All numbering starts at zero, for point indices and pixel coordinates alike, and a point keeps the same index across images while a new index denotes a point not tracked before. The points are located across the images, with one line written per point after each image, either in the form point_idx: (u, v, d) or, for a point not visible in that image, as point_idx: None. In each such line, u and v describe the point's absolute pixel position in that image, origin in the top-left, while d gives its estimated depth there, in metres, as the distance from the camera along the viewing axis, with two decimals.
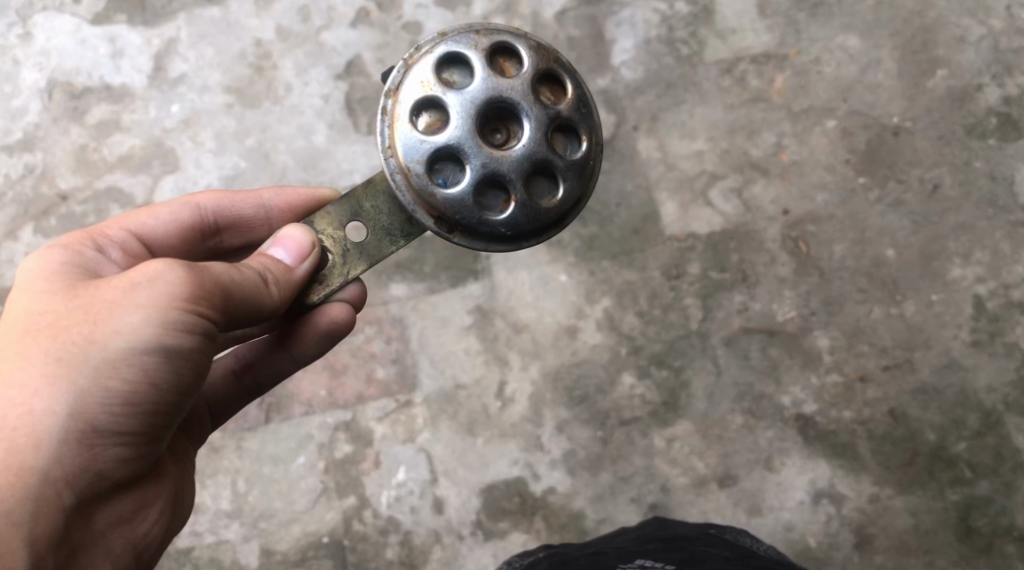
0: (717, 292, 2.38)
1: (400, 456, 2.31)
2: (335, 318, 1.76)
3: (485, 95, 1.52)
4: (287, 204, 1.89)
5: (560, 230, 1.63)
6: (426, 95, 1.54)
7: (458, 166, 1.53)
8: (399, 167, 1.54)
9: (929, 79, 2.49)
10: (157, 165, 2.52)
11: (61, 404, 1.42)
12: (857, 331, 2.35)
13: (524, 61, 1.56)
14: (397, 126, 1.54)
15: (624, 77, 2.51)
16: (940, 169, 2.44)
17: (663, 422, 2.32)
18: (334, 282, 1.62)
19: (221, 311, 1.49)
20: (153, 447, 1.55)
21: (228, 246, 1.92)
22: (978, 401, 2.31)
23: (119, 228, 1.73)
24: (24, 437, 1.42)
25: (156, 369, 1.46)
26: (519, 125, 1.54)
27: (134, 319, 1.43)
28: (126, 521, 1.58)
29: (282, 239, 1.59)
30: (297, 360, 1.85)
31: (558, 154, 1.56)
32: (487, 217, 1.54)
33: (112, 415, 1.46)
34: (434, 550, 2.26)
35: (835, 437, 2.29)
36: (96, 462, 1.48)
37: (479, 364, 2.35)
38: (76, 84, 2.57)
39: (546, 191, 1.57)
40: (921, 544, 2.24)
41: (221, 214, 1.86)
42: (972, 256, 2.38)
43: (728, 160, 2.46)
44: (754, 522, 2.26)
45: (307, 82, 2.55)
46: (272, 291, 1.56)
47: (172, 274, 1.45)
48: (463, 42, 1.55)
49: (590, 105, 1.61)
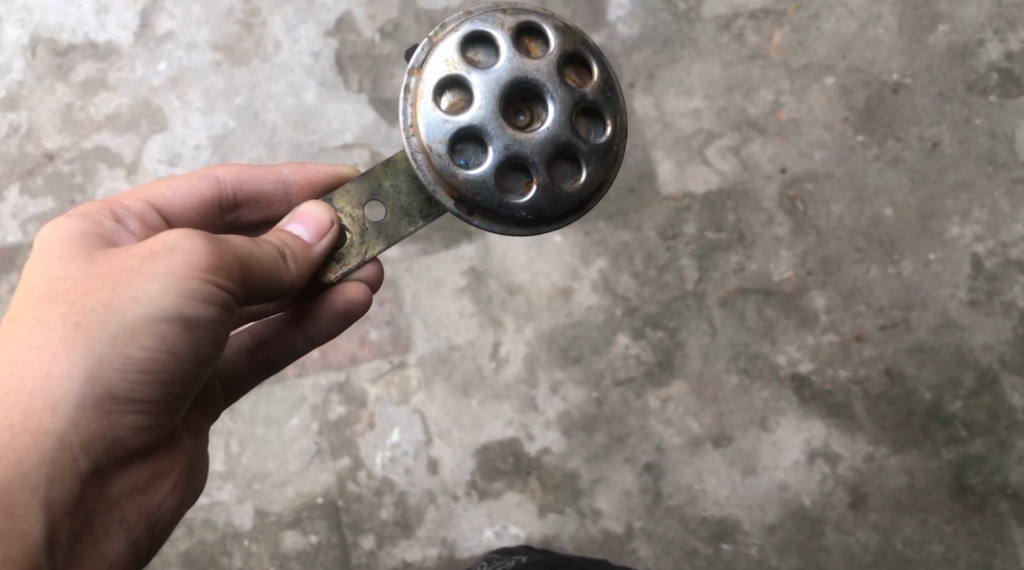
0: (713, 253, 2.36)
1: (394, 417, 2.30)
2: (352, 297, 1.76)
3: (511, 75, 1.51)
4: (306, 180, 1.87)
5: (581, 215, 1.63)
6: (450, 74, 1.53)
7: (480, 147, 1.52)
8: (421, 146, 1.53)
9: (930, 35, 2.45)
10: (144, 125, 2.47)
11: (78, 370, 1.41)
12: (854, 291, 2.34)
13: (550, 43, 1.55)
14: (420, 105, 1.53)
15: (620, 33, 2.46)
16: (939, 126, 2.40)
17: (658, 382, 2.30)
18: (351, 262, 1.62)
19: (239, 284, 1.48)
20: (169, 418, 1.53)
21: (245, 221, 1.90)
22: (975, 359, 2.29)
23: (137, 199, 1.72)
24: (42, 401, 1.41)
25: (174, 338, 1.45)
26: (543, 107, 1.53)
27: (152, 286, 1.42)
28: (141, 490, 1.57)
29: (301, 215, 1.58)
30: (312, 339, 1.84)
31: (582, 138, 1.55)
32: (509, 200, 1.53)
33: (130, 382, 1.44)
34: (429, 510, 2.26)
35: (830, 397, 2.29)
36: (112, 430, 1.46)
37: (473, 326, 2.33)
38: (60, 41, 2.52)
39: (568, 174, 1.56)
40: (915, 502, 2.24)
41: (240, 188, 1.85)
42: (970, 214, 2.36)
43: (725, 119, 2.43)
44: (748, 481, 2.26)
45: (296, 39, 2.49)
46: (291, 267, 1.54)
47: (192, 244, 1.44)
48: (489, 22, 1.54)
49: (615, 89, 1.60)
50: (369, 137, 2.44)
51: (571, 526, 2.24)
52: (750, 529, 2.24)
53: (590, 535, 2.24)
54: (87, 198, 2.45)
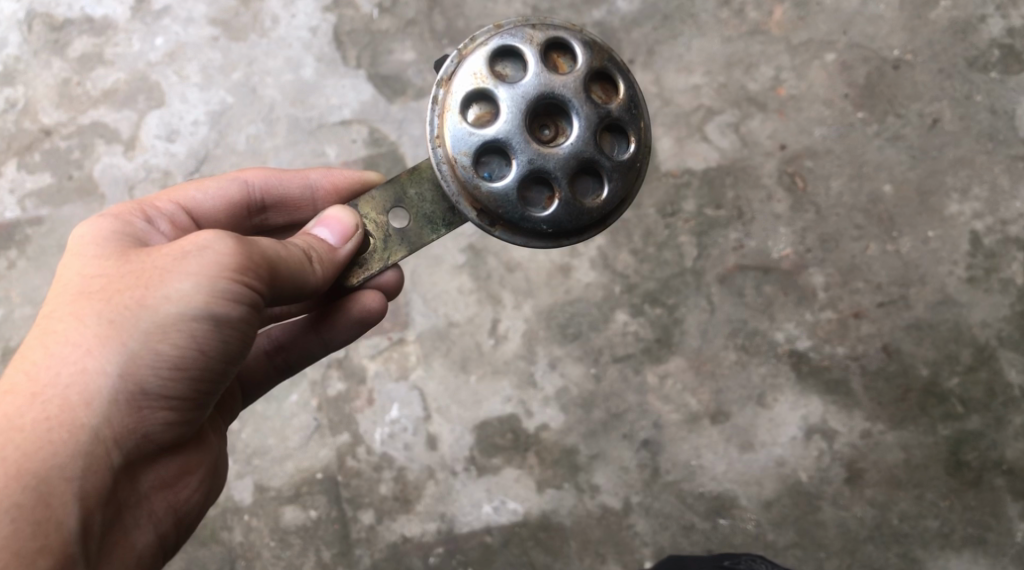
0: (712, 230, 2.36)
1: (393, 393, 2.31)
2: (369, 305, 1.78)
3: (538, 91, 1.51)
4: (333, 185, 1.88)
5: (602, 230, 1.62)
6: (477, 88, 1.53)
7: (504, 160, 1.53)
8: (447, 157, 1.54)
9: (931, 11, 2.43)
10: (142, 100, 2.46)
11: (112, 366, 1.43)
12: (852, 268, 2.34)
13: (578, 59, 1.55)
14: (447, 117, 1.54)
15: (620, 8, 2.45)
16: (940, 103, 2.40)
17: (656, 358, 2.31)
18: (374, 266, 1.63)
19: (267, 284, 1.49)
20: (197, 414, 1.56)
21: (272, 224, 1.90)
22: (972, 336, 2.30)
23: (168, 201, 1.73)
24: (77, 395, 1.43)
25: (205, 336, 1.47)
26: (568, 122, 1.53)
27: (184, 285, 1.44)
28: (168, 485, 1.60)
29: (327, 219, 1.59)
30: (328, 344, 1.86)
31: (605, 154, 1.55)
32: (530, 213, 1.54)
33: (161, 379, 1.47)
34: (428, 485, 2.27)
35: (828, 372, 2.29)
36: (144, 425, 1.49)
37: (472, 303, 2.34)
38: (56, 16, 2.51)
39: (590, 190, 1.56)
40: (911, 477, 2.26)
41: (269, 192, 1.85)
42: (970, 191, 2.35)
43: (725, 95, 2.42)
44: (745, 457, 2.27)
45: (294, 14, 2.48)
46: (316, 269, 1.55)
47: (222, 243, 1.46)
48: (518, 36, 1.54)
49: (641, 106, 1.59)
50: (367, 113, 2.42)
51: (570, 501, 2.25)
52: (747, 504, 2.25)
53: (588, 510, 2.25)
54: (85, 174, 2.44)
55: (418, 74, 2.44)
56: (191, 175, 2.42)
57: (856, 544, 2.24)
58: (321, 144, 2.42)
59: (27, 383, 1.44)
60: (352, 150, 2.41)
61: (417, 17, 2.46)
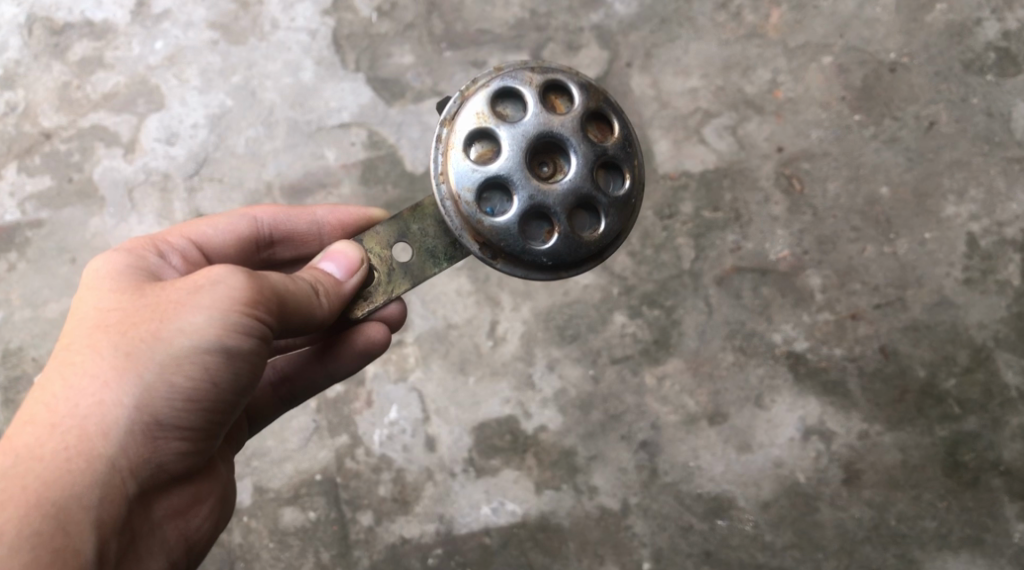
0: (710, 232, 2.37)
1: (392, 394, 2.32)
2: (373, 337, 1.82)
3: (537, 130, 1.54)
4: (339, 222, 1.91)
5: (599, 263, 1.65)
6: (480, 126, 1.56)
7: (506, 195, 1.55)
8: (450, 193, 1.56)
9: (927, 14, 2.45)
10: (142, 103, 2.47)
11: (128, 397, 1.46)
12: (849, 269, 2.35)
13: (574, 100, 1.59)
14: (451, 155, 1.56)
15: (617, 12, 2.47)
16: (937, 106, 2.41)
17: (654, 360, 2.32)
18: (378, 300, 1.65)
19: (277, 317, 1.52)
20: (208, 444, 1.58)
21: (279, 258, 1.94)
22: (969, 337, 2.30)
23: (180, 236, 1.76)
24: (94, 426, 1.45)
25: (217, 368, 1.49)
26: (566, 160, 1.56)
27: (197, 318, 1.47)
28: (180, 513, 1.61)
29: (333, 253, 1.61)
30: (332, 375, 1.88)
31: (602, 190, 1.58)
32: (531, 246, 1.56)
33: (175, 410, 1.49)
34: (426, 487, 2.28)
35: (825, 374, 2.30)
36: (158, 454, 1.51)
37: (470, 305, 2.34)
38: (57, 20, 2.52)
39: (588, 224, 1.59)
40: (909, 478, 2.26)
41: (277, 228, 1.89)
42: (966, 193, 2.36)
43: (722, 97, 2.44)
44: (743, 458, 2.27)
45: (293, 18, 2.49)
46: (323, 302, 1.58)
47: (234, 277, 1.49)
48: (518, 78, 1.58)
49: (635, 145, 1.63)
50: (366, 116, 2.43)
51: (568, 503, 2.26)
52: (745, 505, 2.25)
53: (586, 511, 2.25)
54: (85, 176, 2.45)
55: (417, 77, 2.45)
56: (191, 178, 2.43)
57: (854, 545, 2.24)
58: (320, 146, 2.43)
59: (45, 415, 1.46)
60: (351, 153, 2.42)
61: (416, 21, 2.48)
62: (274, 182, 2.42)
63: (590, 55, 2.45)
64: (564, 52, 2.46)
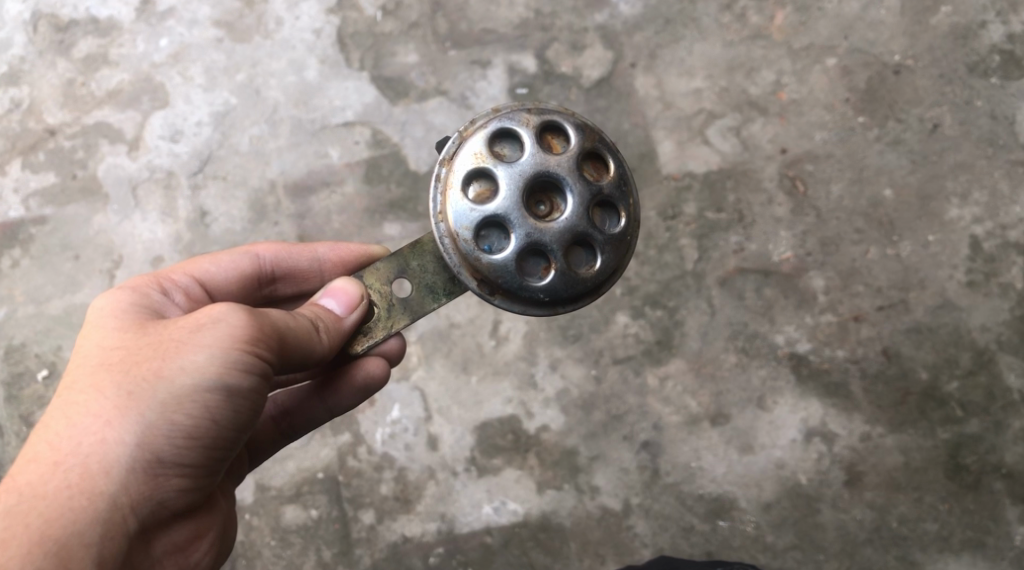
0: (713, 233, 2.37)
1: (394, 394, 2.32)
2: (372, 372, 1.82)
3: (534, 170, 1.55)
4: (341, 260, 1.90)
5: (595, 297, 1.65)
6: (477, 166, 1.57)
7: (503, 233, 1.56)
8: (448, 232, 1.57)
9: (932, 16, 2.45)
10: (146, 101, 2.47)
11: (130, 436, 1.46)
12: (853, 272, 2.34)
13: (571, 139, 1.59)
14: (449, 194, 1.57)
15: (622, 12, 2.48)
16: (940, 109, 2.40)
17: (656, 361, 2.32)
18: (377, 334, 1.65)
19: (277, 354, 1.53)
20: (209, 481, 1.59)
21: (281, 294, 1.93)
22: (971, 340, 2.30)
23: (183, 273, 1.77)
24: (97, 464, 1.46)
25: (218, 405, 1.50)
26: (562, 198, 1.56)
27: (199, 357, 1.48)
28: (180, 549, 1.61)
29: (333, 289, 1.63)
30: (332, 410, 1.89)
31: (598, 228, 1.58)
32: (528, 282, 1.56)
33: (176, 448, 1.49)
34: (428, 486, 2.28)
35: (828, 376, 2.30)
36: (159, 491, 1.51)
37: (473, 304, 2.34)
38: (62, 17, 2.53)
39: (584, 260, 1.59)
40: (910, 481, 2.26)
41: (279, 264, 1.89)
42: (969, 196, 2.36)
43: (726, 98, 2.44)
44: (745, 459, 2.27)
45: (298, 16, 2.49)
46: (323, 338, 1.59)
47: (235, 315, 1.50)
48: (515, 119, 1.59)
49: (630, 184, 1.64)
50: (370, 115, 2.43)
51: (570, 503, 2.26)
52: (746, 506, 2.26)
53: (587, 512, 2.26)
54: (89, 173, 2.46)
55: (421, 76, 2.45)
56: (195, 176, 2.44)
57: (855, 547, 2.24)
58: (323, 145, 2.43)
59: (49, 453, 1.46)
60: (354, 152, 2.42)
61: (420, 20, 2.48)
62: (278, 181, 2.42)
63: (594, 55, 2.46)
64: (568, 52, 2.46)
